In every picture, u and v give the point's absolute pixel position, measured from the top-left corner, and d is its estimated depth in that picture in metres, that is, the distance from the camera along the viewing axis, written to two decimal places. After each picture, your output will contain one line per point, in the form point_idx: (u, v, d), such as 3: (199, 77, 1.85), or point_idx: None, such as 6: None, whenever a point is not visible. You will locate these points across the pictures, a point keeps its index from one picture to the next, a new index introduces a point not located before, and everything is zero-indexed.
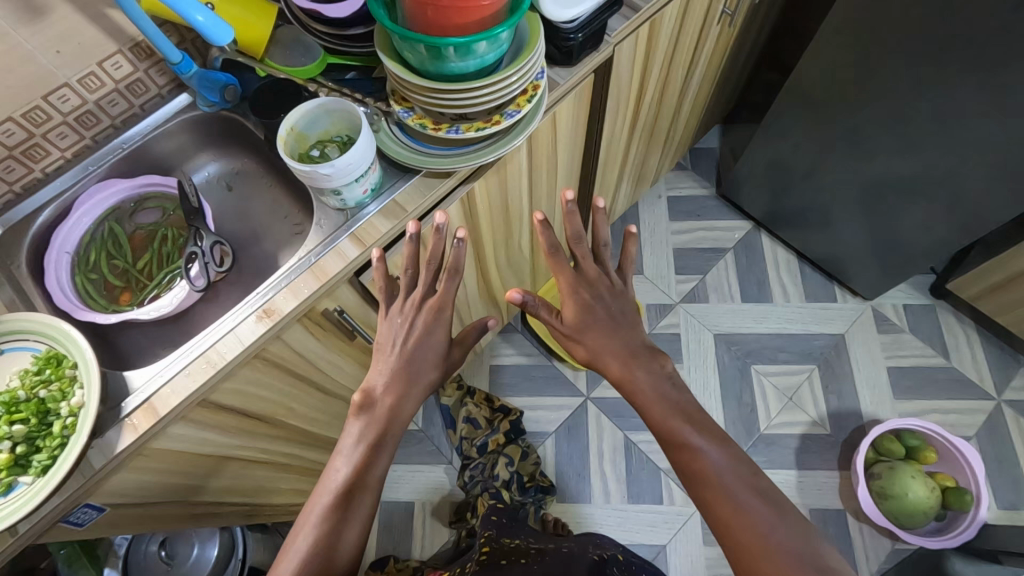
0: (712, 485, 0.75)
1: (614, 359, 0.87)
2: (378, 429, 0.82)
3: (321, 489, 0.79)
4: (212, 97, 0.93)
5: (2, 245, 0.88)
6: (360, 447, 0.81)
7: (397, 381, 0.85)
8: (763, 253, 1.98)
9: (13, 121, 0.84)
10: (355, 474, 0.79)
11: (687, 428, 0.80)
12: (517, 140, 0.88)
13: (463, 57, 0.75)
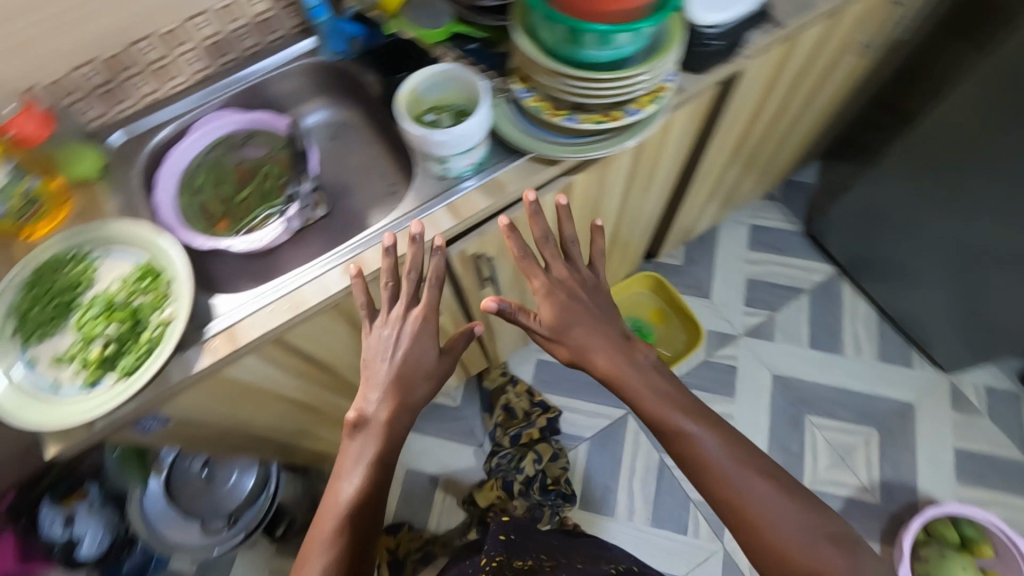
0: (719, 476, 0.73)
1: (602, 352, 0.82)
2: (385, 443, 0.76)
3: (329, 513, 0.72)
4: (338, 47, 0.95)
5: (122, 154, 0.93)
6: (366, 465, 0.74)
7: (399, 397, 0.77)
8: (842, 301, 1.87)
9: (154, 38, 0.88)
10: (365, 494, 0.73)
11: (689, 418, 0.77)
12: (627, 143, 0.86)
13: (600, 46, 0.73)
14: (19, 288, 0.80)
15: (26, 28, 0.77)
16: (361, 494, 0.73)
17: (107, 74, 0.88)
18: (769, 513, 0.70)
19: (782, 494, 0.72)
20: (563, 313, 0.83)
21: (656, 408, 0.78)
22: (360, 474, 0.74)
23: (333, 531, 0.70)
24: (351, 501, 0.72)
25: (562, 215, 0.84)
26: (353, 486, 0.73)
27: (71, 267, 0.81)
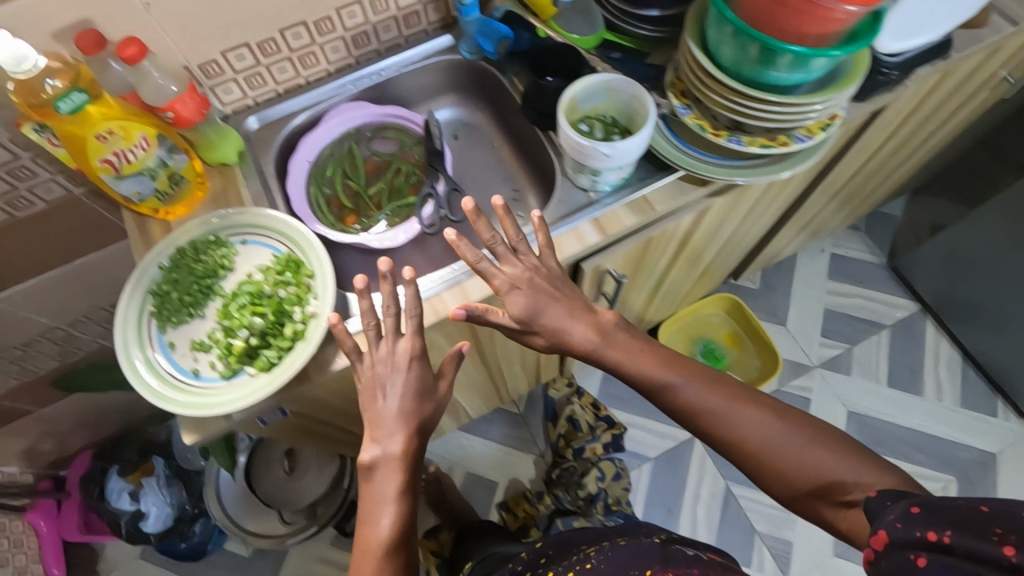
0: (715, 419, 0.69)
1: (555, 314, 0.72)
2: (405, 477, 0.66)
3: (365, 555, 0.63)
4: (486, 48, 0.92)
5: (258, 139, 0.92)
6: (390, 500, 0.65)
7: (410, 432, 0.67)
8: (924, 341, 1.81)
9: (304, 25, 0.86)
10: (398, 531, 0.64)
11: (681, 371, 0.72)
12: (784, 174, 0.81)
13: (792, 69, 0.69)
14: (159, 268, 0.79)
15: (193, 8, 0.76)
16: (394, 527, 0.64)
17: (255, 58, 0.86)
18: (790, 458, 0.65)
19: (790, 427, 0.67)
20: (532, 315, 0.71)
21: (694, 400, 0.70)
22: (388, 510, 0.64)
23: (375, 569, 0.62)
24: (387, 538, 0.63)
25: (499, 217, 0.71)
26: (385, 522, 0.64)
27: (211, 252, 0.79)
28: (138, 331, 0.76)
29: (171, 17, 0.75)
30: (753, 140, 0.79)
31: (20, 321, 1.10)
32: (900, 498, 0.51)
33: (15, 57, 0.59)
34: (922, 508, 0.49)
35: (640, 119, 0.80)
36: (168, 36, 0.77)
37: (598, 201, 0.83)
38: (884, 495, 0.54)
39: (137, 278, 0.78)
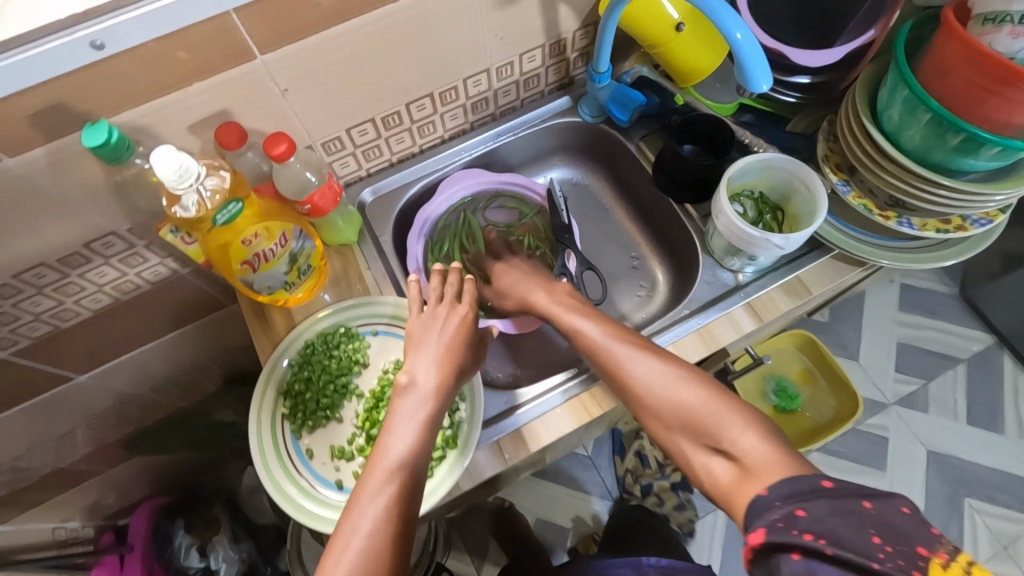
0: (619, 366, 0.65)
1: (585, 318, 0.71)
2: (429, 419, 0.60)
3: (371, 479, 0.56)
4: (620, 117, 0.85)
5: (373, 213, 0.86)
6: (411, 433, 0.59)
7: (445, 374, 0.63)
8: (1002, 376, 1.75)
9: (429, 97, 0.80)
10: (411, 467, 0.57)
11: (658, 363, 0.64)
12: (946, 264, 0.75)
13: (995, 159, 0.64)
14: (288, 365, 0.74)
15: (328, 90, 0.70)
16: (405, 463, 0.57)
17: (376, 132, 0.81)
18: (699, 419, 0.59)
19: (746, 414, 0.58)
20: (576, 306, 0.73)
21: (619, 357, 0.66)
22: (405, 444, 0.58)
23: (383, 500, 0.54)
24: (396, 473, 0.56)
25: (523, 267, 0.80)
26: (397, 452, 0.57)
27: (343, 347, 0.75)
28: (273, 438, 0.71)
29: (305, 101, 0.70)
30: (925, 223, 0.74)
31: (106, 393, 1.05)
32: (801, 491, 0.48)
33: (180, 171, 0.54)
34: (808, 513, 0.45)
35: (799, 201, 0.76)
36: (299, 119, 0.72)
37: (749, 283, 0.78)
38: (782, 491, 0.49)
39: (267, 377, 0.73)
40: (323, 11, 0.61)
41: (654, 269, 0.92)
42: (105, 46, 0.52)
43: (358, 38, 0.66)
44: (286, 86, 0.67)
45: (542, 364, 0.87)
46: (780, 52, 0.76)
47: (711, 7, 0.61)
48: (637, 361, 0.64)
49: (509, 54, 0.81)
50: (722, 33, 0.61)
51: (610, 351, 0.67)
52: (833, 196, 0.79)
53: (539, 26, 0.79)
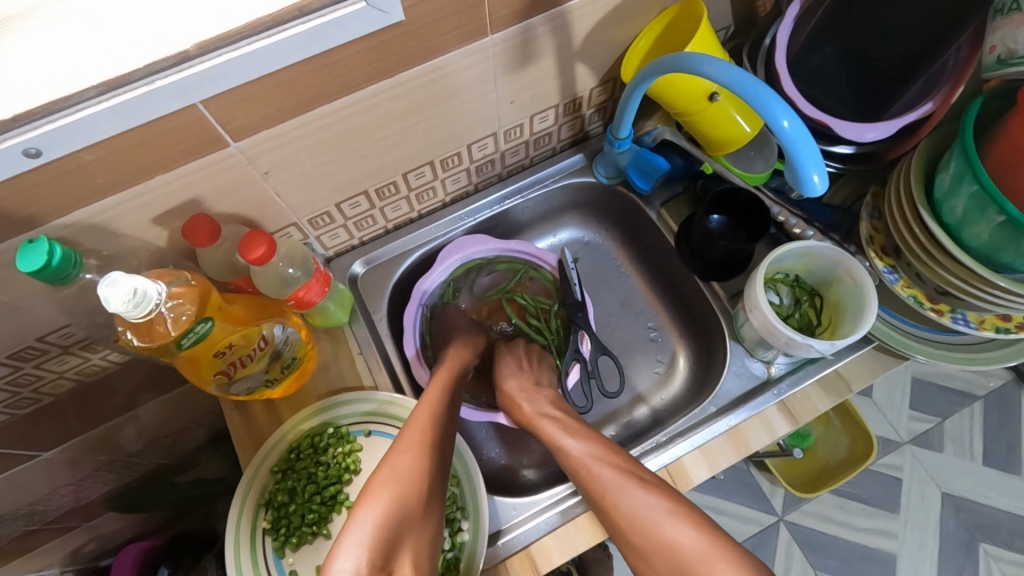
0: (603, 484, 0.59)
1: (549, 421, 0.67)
2: (433, 440, 0.59)
3: (371, 491, 0.54)
4: (641, 185, 0.78)
5: (367, 286, 0.78)
6: (411, 450, 0.57)
7: (445, 408, 0.64)
8: (1020, 413, 1.69)
9: (430, 164, 0.72)
10: (420, 480, 0.55)
11: (612, 472, 0.59)
12: (1007, 364, 0.67)
13: None
14: (270, 471, 0.67)
15: (314, 169, 0.62)
16: (415, 477, 0.55)
17: (370, 203, 0.72)
18: (669, 545, 0.53)
19: (710, 536, 0.53)
20: (533, 394, 0.72)
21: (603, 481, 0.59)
22: (410, 458, 0.57)
23: (391, 500, 0.53)
24: (399, 490, 0.54)
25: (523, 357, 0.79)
26: (403, 469, 0.56)
27: (331, 452, 0.67)
28: (252, 559, 0.63)
29: (289, 181, 0.61)
30: (982, 319, 0.66)
31: None
32: None
33: (134, 297, 0.45)
34: None
35: (842, 290, 0.68)
36: (282, 199, 0.63)
37: (783, 377, 0.71)
38: None
39: (245, 488, 0.65)
40: (307, 92, 0.52)
41: (676, 345, 0.84)
42: (43, 152, 0.43)
43: (349, 115, 0.57)
44: (266, 169, 0.58)
45: (554, 452, 0.78)
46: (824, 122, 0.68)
47: (757, 95, 0.52)
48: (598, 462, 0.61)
49: (520, 116, 0.72)
50: (766, 120, 0.52)
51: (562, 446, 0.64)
52: (878, 282, 0.71)
53: (553, 87, 0.70)
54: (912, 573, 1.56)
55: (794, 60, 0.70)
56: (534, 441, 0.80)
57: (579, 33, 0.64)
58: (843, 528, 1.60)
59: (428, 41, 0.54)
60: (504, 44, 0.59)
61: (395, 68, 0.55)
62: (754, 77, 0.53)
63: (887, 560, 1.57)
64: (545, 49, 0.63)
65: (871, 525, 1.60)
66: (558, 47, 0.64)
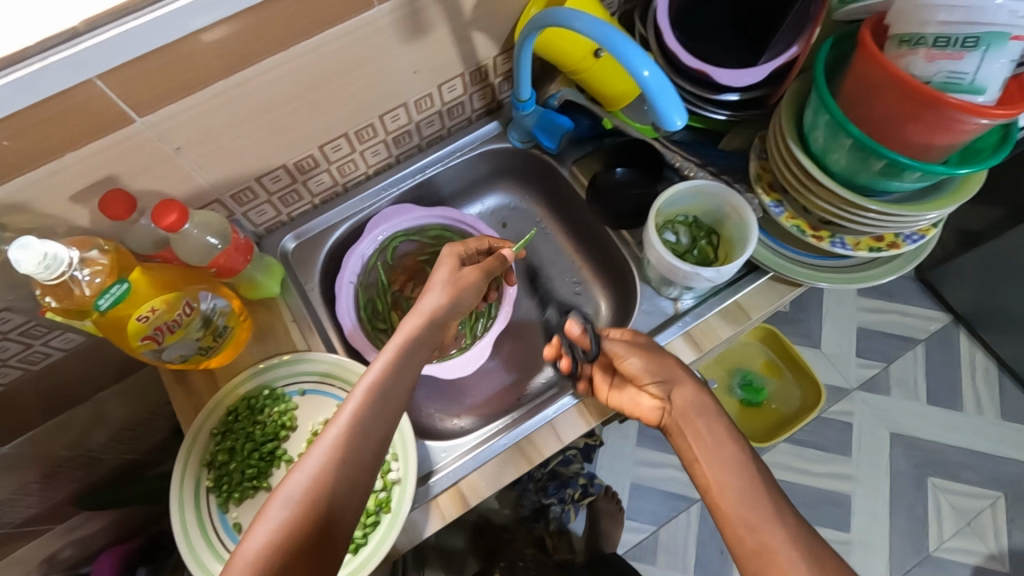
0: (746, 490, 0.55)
1: (714, 427, 0.61)
2: (346, 450, 0.54)
3: (273, 498, 0.51)
4: (549, 144, 0.82)
5: (299, 259, 0.83)
6: (315, 464, 0.53)
7: (377, 401, 0.58)
8: (959, 354, 1.78)
9: (345, 137, 0.76)
10: (318, 499, 0.51)
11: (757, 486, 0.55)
12: (879, 282, 0.73)
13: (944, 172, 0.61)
14: (211, 434, 0.71)
15: (226, 142, 0.65)
16: (314, 493, 0.51)
17: (291, 177, 0.76)
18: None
19: None
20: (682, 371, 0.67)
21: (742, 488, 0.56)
22: (311, 476, 0.52)
23: (287, 515, 0.50)
24: (290, 513, 0.50)
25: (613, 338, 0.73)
26: (301, 488, 0.51)
27: (267, 411, 0.71)
28: (196, 515, 0.67)
29: (203, 156, 0.65)
30: (858, 242, 0.72)
31: None
32: None
33: (45, 261, 0.50)
34: None
35: (732, 227, 0.73)
36: (200, 175, 0.67)
37: (688, 311, 0.77)
38: None
39: (187, 450, 0.69)
40: (204, 67, 0.56)
41: (597, 298, 0.90)
42: None
43: (251, 89, 0.62)
44: (178, 145, 0.62)
45: (492, 400, 0.86)
46: (704, 72, 0.73)
47: (618, 46, 0.56)
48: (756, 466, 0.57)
49: (428, 86, 0.77)
50: (629, 70, 0.57)
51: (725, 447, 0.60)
52: (767, 215, 0.76)
53: (455, 56, 0.75)
54: (867, 513, 1.62)
55: (677, 16, 0.75)
56: (473, 393, 0.86)
57: (467, 3, 0.69)
58: (802, 475, 1.66)
59: (315, 14, 0.58)
60: (395, 15, 0.64)
61: (289, 41, 0.59)
62: (615, 29, 0.57)
63: (844, 502, 1.63)
64: (437, 20, 0.68)
65: (828, 470, 1.66)
66: (450, 16, 0.69)
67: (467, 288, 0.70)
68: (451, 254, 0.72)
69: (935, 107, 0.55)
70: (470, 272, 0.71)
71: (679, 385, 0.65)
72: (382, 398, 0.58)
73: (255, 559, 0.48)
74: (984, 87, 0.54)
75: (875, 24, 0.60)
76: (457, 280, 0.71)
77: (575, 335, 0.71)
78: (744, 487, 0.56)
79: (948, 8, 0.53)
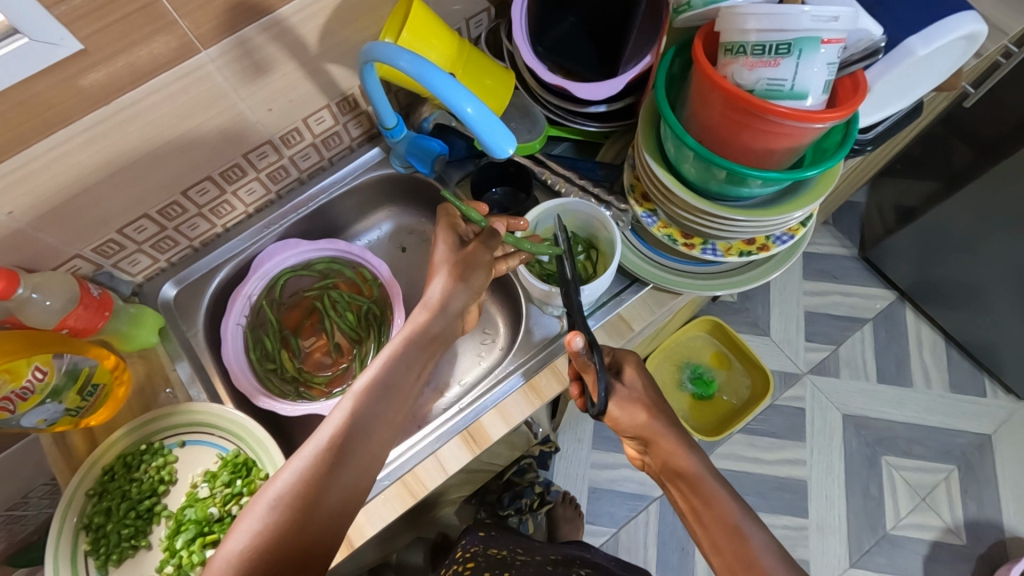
0: (729, 526, 0.61)
1: (704, 486, 0.64)
2: (325, 461, 0.55)
3: (256, 500, 0.53)
4: (423, 169, 0.82)
5: (184, 305, 0.81)
6: (302, 463, 0.55)
7: (369, 406, 0.59)
8: (905, 330, 1.64)
9: (210, 179, 0.74)
10: (292, 509, 0.52)
11: (741, 517, 0.61)
12: (756, 284, 0.73)
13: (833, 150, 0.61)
14: (87, 495, 0.69)
15: (67, 203, 0.63)
16: (303, 490, 0.53)
17: (158, 225, 0.75)
18: None
19: None
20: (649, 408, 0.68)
21: (732, 518, 0.61)
22: (292, 483, 0.53)
23: (265, 520, 0.51)
24: (287, 502, 0.52)
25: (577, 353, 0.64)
26: (282, 495, 0.53)
27: (144, 467, 0.70)
28: None
29: (45, 217, 0.63)
30: (730, 247, 0.71)
31: None
32: None
33: None
34: None
35: (603, 240, 0.74)
36: (49, 235, 0.65)
37: None
38: None
39: (62, 514, 0.67)
40: (16, 131, 0.54)
41: (496, 318, 0.89)
42: None
43: (79, 147, 0.60)
44: (11, 209, 0.60)
45: None
46: (562, 87, 0.72)
47: (438, 84, 0.56)
48: (751, 526, 0.60)
49: (290, 121, 0.76)
50: (453, 107, 0.56)
51: (720, 505, 0.62)
52: (641, 226, 0.76)
53: (313, 88, 0.74)
54: (822, 497, 1.47)
55: (534, 32, 0.74)
56: None
57: (310, 37, 0.68)
58: (754, 465, 1.50)
59: (127, 68, 0.57)
60: (225, 57, 0.62)
61: (108, 95, 0.57)
62: (437, 67, 0.56)
63: (798, 488, 1.48)
64: (280, 58, 0.67)
65: (781, 457, 1.51)
66: (294, 53, 0.68)
67: (472, 267, 0.69)
68: (445, 231, 0.71)
69: (758, 116, 0.54)
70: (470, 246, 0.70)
71: (657, 445, 0.67)
72: (371, 399, 0.60)
73: (250, 548, 0.50)
74: (806, 92, 0.54)
75: (707, 34, 0.60)
76: (466, 259, 0.69)
77: (576, 349, 0.62)
78: (741, 544, 0.59)
79: (758, 16, 0.52)
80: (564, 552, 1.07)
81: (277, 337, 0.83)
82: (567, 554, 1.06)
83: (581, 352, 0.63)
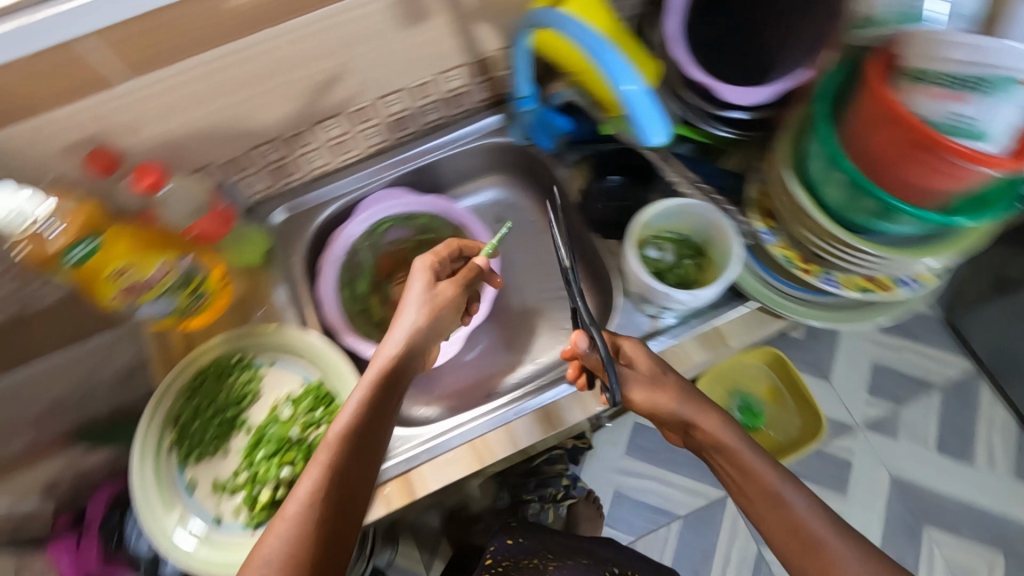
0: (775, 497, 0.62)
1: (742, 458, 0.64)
2: (345, 458, 0.57)
3: (288, 500, 0.55)
4: (543, 143, 0.82)
5: (289, 232, 0.84)
6: (322, 466, 0.56)
7: (374, 404, 0.60)
8: (977, 404, 1.55)
9: (340, 116, 0.76)
10: (321, 507, 0.54)
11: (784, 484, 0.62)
12: (866, 324, 0.70)
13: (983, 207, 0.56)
14: (178, 393, 0.72)
15: (215, 113, 0.66)
16: (325, 490, 0.55)
17: (283, 151, 0.77)
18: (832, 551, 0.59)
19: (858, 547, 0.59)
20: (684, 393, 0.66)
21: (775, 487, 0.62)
22: (317, 484, 0.55)
23: (299, 520, 0.53)
24: (318, 499, 0.54)
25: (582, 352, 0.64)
26: (309, 497, 0.54)
27: (233, 378, 0.73)
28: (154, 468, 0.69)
29: (192, 123, 0.66)
30: (850, 280, 0.68)
31: None
32: None
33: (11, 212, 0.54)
34: None
35: (717, 247, 0.71)
36: (190, 141, 0.68)
37: (665, 330, 0.75)
38: None
39: (152, 409, 0.70)
40: (193, 36, 0.57)
41: (581, 304, 0.89)
42: None
43: (241, 61, 0.62)
44: (165, 110, 0.63)
45: (459, 392, 0.85)
46: (710, 86, 0.70)
47: None
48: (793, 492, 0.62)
49: (426, 73, 0.76)
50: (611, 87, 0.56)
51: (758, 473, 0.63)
52: (757, 243, 0.73)
53: (456, 44, 0.74)
54: None
55: (690, 23, 0.71)
56: (442, 384, 0.86)
57: None
58: None
59: None
60: None
61: (280, 16, 0.59)
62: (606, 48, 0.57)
63: None
64: (436, 8, 0.68)
65: None
66: (449, 5, 0.68)
67: (444, 311, 0.67)
68: (423, 270, 0.68)
69: (934, 153, 0.51)
70: (448, 289, 0.68)
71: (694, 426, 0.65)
72: (375, 406, 0.60)
73: (290, 542, 0.52)
74: (987, 133, 0.50)
75: (886, 58, 0.56)
76: (439, 304, 0.67)
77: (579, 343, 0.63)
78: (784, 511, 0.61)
79: (961, 45, 0.48)
80: (596, 548, 1.02)
81: (370, 281, 0.86)
82: (601, 551, 1.01)
83: (585, 349, 0.64)
